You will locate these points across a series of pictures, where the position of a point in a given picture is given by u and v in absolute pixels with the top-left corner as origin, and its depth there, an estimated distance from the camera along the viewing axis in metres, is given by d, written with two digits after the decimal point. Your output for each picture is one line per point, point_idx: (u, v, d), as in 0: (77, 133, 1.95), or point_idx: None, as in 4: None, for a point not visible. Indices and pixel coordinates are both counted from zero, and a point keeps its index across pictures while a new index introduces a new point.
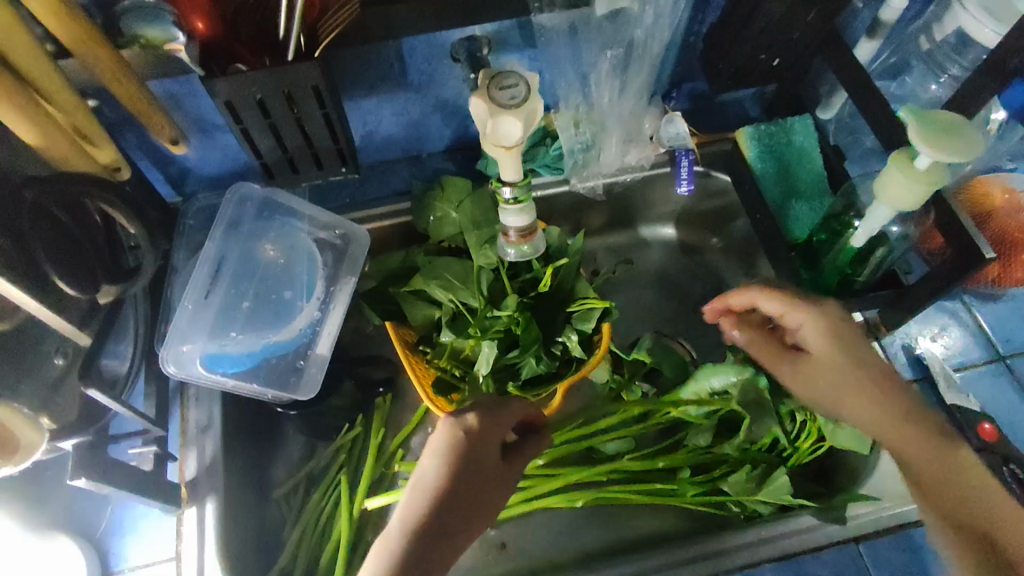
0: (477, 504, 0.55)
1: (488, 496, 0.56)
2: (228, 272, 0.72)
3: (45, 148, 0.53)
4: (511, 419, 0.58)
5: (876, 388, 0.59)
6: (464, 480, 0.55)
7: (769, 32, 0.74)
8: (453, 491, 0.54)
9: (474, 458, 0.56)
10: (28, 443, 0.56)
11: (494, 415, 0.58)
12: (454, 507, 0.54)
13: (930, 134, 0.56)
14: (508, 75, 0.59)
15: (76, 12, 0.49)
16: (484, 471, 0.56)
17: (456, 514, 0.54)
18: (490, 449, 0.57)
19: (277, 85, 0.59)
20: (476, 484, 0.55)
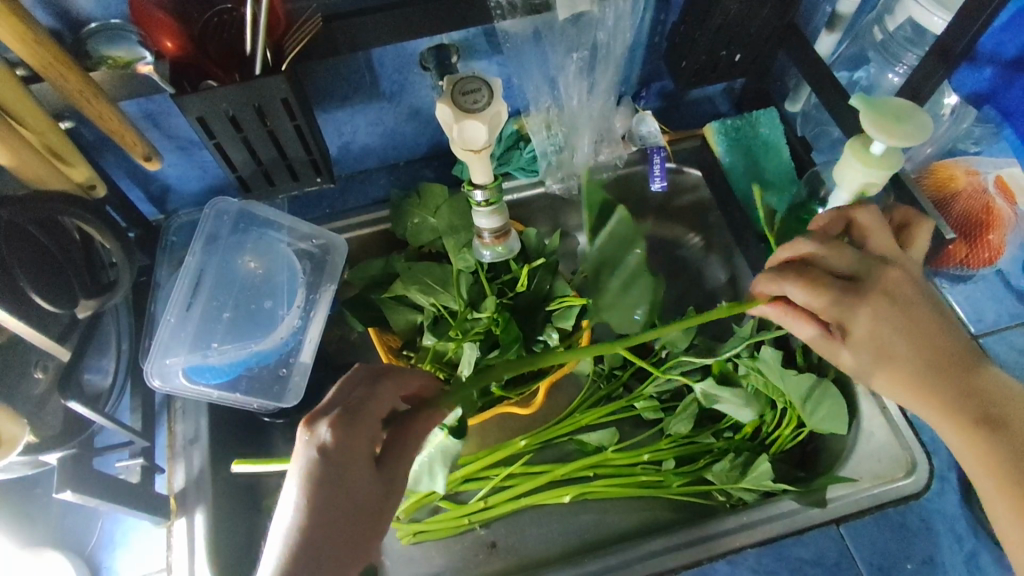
0: (354, 525, 0.50)
1: (361, 512, 0.51)
2: (209, 284, 0.73)
3: (20, 169, 0.54)
4: (373, 422, 0.53)
5: (917, 353, 0.56)
6: (326, 501, 0.49)
7: (729, 29, 0.76)
8: (316, 517, 0.49)
9: (334, 474, 0.50)
10: (11, 437, 0.55)
11: (352, 421, 0.52)
12: (323, 538, 0.49)
13: (880, 120, 0.59)
14: (471, 79, 0.60)
15: (42, 37, 0.51)
16: (349, 486, 0.50)
17: (327, 544, 0.49)
18: (353, 461, 0.51)
19: (246, 99, 0.60)
20: (341, 504, 0.50)
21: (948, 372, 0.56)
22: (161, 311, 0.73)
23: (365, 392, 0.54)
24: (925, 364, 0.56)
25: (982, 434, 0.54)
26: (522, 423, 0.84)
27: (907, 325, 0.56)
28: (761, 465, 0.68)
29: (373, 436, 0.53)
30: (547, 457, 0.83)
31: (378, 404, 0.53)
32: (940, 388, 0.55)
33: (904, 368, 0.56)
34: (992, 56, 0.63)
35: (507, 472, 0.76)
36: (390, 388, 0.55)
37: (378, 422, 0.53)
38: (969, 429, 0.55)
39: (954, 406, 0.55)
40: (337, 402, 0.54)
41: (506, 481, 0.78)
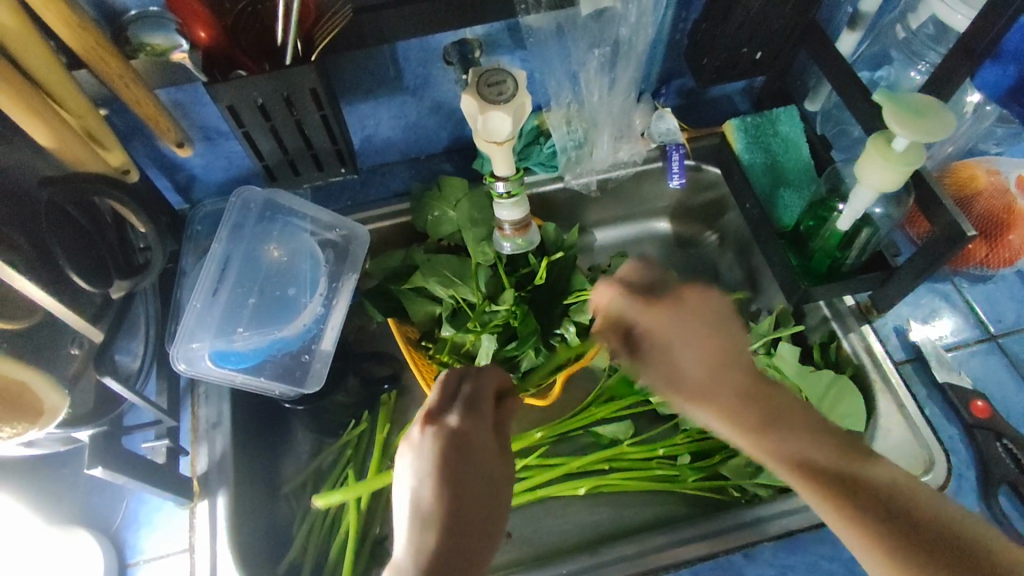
0: (486, 515, 0.46)
1: (495, 493, 0.48)
2: (235, 272, 0.74)
3: (60, 150, 0.56)
4: (489, 408, 0.52)
5: (690, 341, 0.50)
6: (460, 490, 0.47)
7: (751, 28, 0.76)
8: (457, 506, 0.46)
9: (470, 454, 0.49)
10: (52, 407, 0.57)
11: (475, 410, 0.51)
12: (464, 530, 0.45)
13: (903, 116, 0.59)
14: (495, 72, 0.61)
15: (88, 23, 0.52)
16: (481, 471, 0.48)
17: (467, 535, 0.45)
18: (478, 439, 0.50)
19: (276, 88, 0.61)
20: (477, 482, 0.47)
21: (776, 415, 0.47)
22: (186, 298, 0.74)
23: (471, 385, 0.53)
24: (809, 429, 0.46)
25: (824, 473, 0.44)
26: (540, 415, 0.85)
27: (717, 363, 0.49)
28: None
29: (489, 416, 0.52)
30: (557, 451, 0.84)
31: (488, 392, 0.53)
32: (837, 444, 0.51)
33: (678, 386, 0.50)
34: (1018, 53, 0.64)
35: (525, 462, 0.77)
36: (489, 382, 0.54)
37: (491, 409, 0.53)
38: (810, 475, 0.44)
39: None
40: (453, 394, 0.53)
41: (523, 472, 0.79)
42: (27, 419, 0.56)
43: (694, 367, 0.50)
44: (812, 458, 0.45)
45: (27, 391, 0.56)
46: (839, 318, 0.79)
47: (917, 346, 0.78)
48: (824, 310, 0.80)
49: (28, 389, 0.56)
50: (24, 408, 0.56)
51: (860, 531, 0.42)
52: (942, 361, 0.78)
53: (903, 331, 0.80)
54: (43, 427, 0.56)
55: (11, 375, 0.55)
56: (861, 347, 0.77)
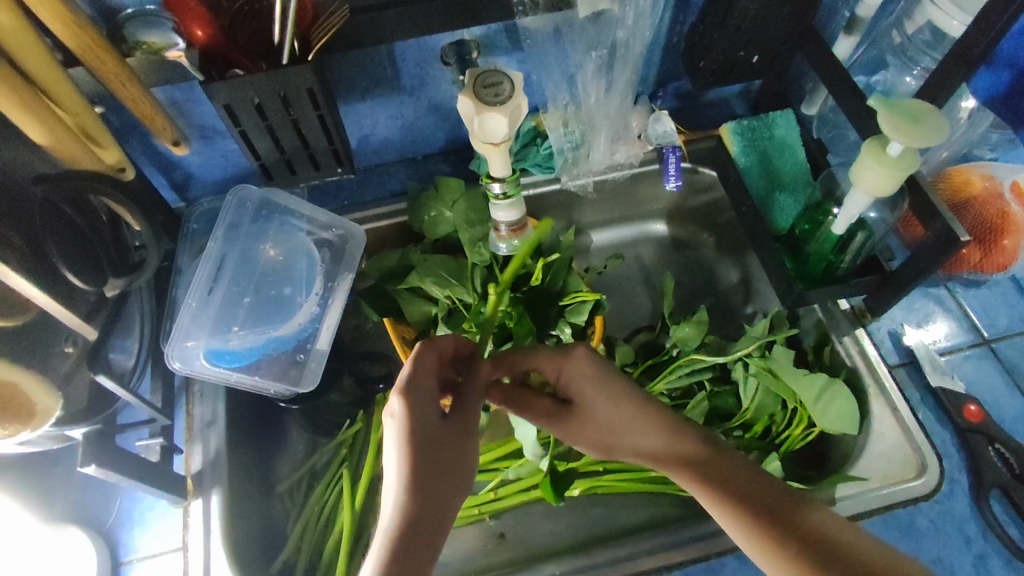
0: (452, 468, 0.49)
1: (457, 447, 0.50)
2: (231, 270, 0.75)
3: (55, 148, 0.56)
4: (433, 379, 0.52)
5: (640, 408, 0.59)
6: (417, 456, 0.47)
7: (748, 32, 0.76)
8: (420, 470, 0.47)
9: (437, 436, 0.49)
10: (44, 408, 0.58)
11: (421, 380, 0.51)
12: (430, 486, 0.47)
13: (897, 121, 0.59)
14: (492, 73, 0.62)
15: (84, 21, 0.52)
16: (434, 433, 0.49)
17: (435, 491, 0.47)
18: (435, 418, 0.50)
19: (272, 87, 0.61)
20: (441, 451, 0.49)
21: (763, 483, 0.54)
22: (182, 296, 0.74)
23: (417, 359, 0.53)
24: (732, 472, 0.54)
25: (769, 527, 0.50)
26: None
27: (648, 419, 0.58)
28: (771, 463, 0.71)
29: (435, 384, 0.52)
30: None
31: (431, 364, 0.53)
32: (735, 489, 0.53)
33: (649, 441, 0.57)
34: (1012, 58, 0.64)
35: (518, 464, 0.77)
36: (431, 354, 0.54)
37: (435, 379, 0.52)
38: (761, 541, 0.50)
39: (759, 507, 0.52)
40: (420, 376, 0.51)
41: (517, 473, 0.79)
42: (20, 420, 0.57)
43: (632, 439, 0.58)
44: (762, 506, 0.52)
45: (21, 393, 0.57)
46: (834, 322, 0.79)
47: (911, 349, 0.79)
48: (819, 313, 0.80)
49: (22, 392, 0.57)
50: (18, 410, 0.57)
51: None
52: (936, 366, 0.78)
53: (898, 335, 0.80)
54: (35, 428, 0.58)
55: (9, 378, 0.57)
56: (854, 351, 0.77)
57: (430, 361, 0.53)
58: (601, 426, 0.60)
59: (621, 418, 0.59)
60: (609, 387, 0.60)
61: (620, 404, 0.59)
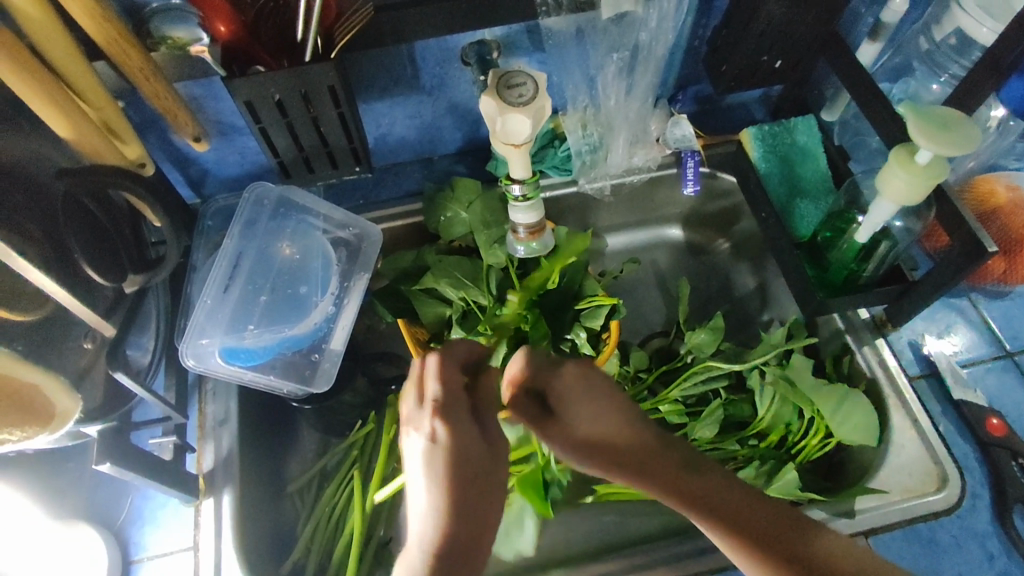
0: (490, 483, 0.46)
1: (491, 463, 0.47)
2: (246, 268, 0.74)
3: (78, 143, 0.55)
4: (460, 391, 0.50)
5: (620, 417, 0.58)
6: (455, 471, 0.45)
7: (773, 37, 0.76)
8: (456, 489, 0.45)
9: (474, 455, 0.47)
10: (63, 411, 0.56)
11: (448, 397, 0.49)
12: (471, 503, 0.45)
13: (929, 130, 0.58)
14: (515, 74, 0.61)
15: (111, 16, 0.52)
16: (466, 448, 0.47)
17: (474, 507, 0.44)
18: (467, 436, 0.47)
19: (294, 84, 0.61)
20: (477, 469, 0.46)
21: None
22: (197, 293, 0.74)
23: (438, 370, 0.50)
24: None
25: None
26: None
27: None
28: (787, 475, 0.68)
29: (465, 399, 0.50)
30: None
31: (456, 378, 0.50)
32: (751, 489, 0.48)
33: None
34: None
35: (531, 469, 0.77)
36: (458, 364, 0.52)
37: (461, 391, 0.50)
38: None
39: None
40: (449, 389, 0.49)
41: None
42: (39, 423, 0.55)
43: (618, 446, 0.58)
44: None
45: (42, 394, 0.55)
46: (854, 332, 0.78)
47: (932, 361, 0.78)
48: (838, 321, 0.79)
49: (43, 392, 0.55)
50: (39, 412, 0.55)
51: None
52: (957, 378, 0.77)
53: (918, 346, 0.79)
54: (56, 430, 0.56)
55: (27, 379, 0.54)
56: (874, 360, 0.76)
57: (457, 371, 0.51)
58: (585, 438, 0.59)
59: None
60: None
61: None
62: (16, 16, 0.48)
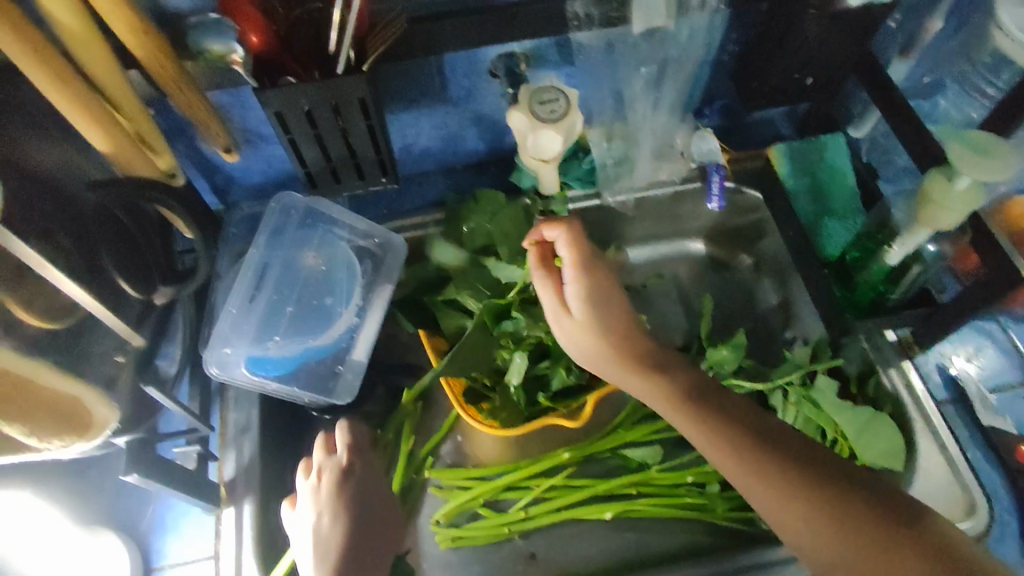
0: (378, 533, 0.64)
1: (381, 517, 0.66)
2: (271, 277, 0.74)
3: (112, 154, 0.56)
4: (360, 445, 0.69)
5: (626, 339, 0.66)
6: (357, 513, 0.64)
7: (805, 54, 0.75)
8: (351, 530, 0.63)
9: (361, 487, 0.66)
10: (101, 420, 0.59)
11: (358, 450, 0.68)
12: (357, 545, 0.62)
13: (964, 156, 0.58)
14: (547, 90, 0.60)
15: (151, 29, 0.52)
16: (367, 497, 0.66)
17: (363, 551, 0.62)
18: (369, 482, 0.67)
19: (326, 97, 0.61)
20: (371, 515, 0.65)
21: (753, 423, 0.60)
22: (221, 301, 0.74)
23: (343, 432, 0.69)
24: (726, 414, 0.61)
25: (760, 461, 0.57)
26: (568, 435, 0.83)
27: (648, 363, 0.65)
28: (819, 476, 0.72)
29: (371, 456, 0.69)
30: (581, 471, 0.82)
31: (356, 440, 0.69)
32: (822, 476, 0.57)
33: (641, 372, 0.65)
34: None
35: (551, 483, 0.76)
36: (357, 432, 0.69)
37: (362, 445, 0.69)
38: (760, 472, 0.57)
39: (748, 436, 0.59)
40: (355, 443, 0.68)
41: (548, 492, 0.78)
42: (79, 431, 0.59)
43: (633, 381, 0.65)
44: (756, 446, 0.59)
45: (81, 406, 0.58)
46: (879, 353, 0.76)
47: (960, 385, 0.77)
48: (865, 344, 0.76)
49: (82, 406, 0.58)
50: (77, 422, 0.59)
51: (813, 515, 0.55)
52: (985, 404, 0.76)
53: (946, 369, 0.78)
54: (91, 439, 0.60)
55: (66, 392, 0.57)
56: (901, 384, 0.74)
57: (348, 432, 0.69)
58: (590, 345, 0.66)
59: (623, 368, 0.65)
60: (611, 307, 0.67)
61: (608, 333, 0.66)
62: (59, 31, 0.48)
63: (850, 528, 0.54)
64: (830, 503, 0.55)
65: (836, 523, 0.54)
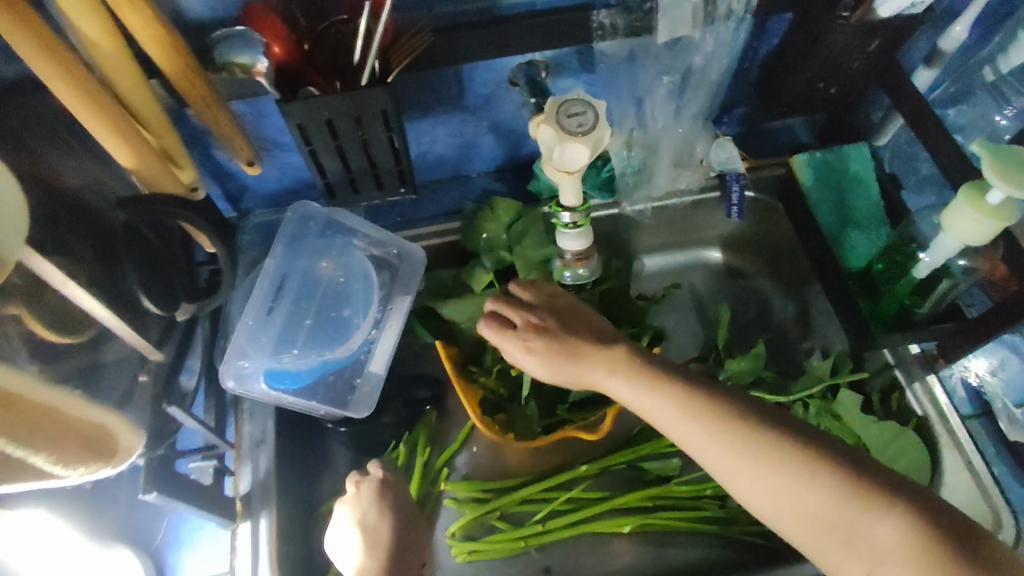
0: (414, 540, 0.69)
1: (412, 529, 0.70)
2: (287, 288, 0.73)
3: (140, 171, 0.55)
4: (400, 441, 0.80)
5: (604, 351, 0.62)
6: (397, 524, 0.68)
7: (830, 64, 0.74)
8: (395, 531, 0.68)
9: (399, 498, 0.70)
10: (126, 447, 0.58)
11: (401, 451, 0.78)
12: (402, 549, 0.67)
13: (1004, 170, 0.56)
14: (574, 101, 0.59)
15: (179, 43, 0.51)
16: (405, 503, 0.71)
17: (408, 553, 0.67)
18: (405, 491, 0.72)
19: (348, 108, 0.59)
20: (409, 518, 0.70)
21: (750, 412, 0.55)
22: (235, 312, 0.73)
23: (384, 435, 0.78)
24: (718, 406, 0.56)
25: (767, 457, 0.52)
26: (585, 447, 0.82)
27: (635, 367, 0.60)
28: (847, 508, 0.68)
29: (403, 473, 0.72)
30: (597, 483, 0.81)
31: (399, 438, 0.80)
32: (812, 453, 0.51)
33: (632, 375, 0.60)
34: None
35: (570, 496, 0.75)
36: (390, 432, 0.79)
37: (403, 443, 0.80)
38: (765, 467, 0.52)
39: (747, 430, 0.54)
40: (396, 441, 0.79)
41: (566, 505, 0.76)
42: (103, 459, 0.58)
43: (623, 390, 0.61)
44: (752, 438, 0.53)
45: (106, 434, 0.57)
46: (904, 367, 0.76)
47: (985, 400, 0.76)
48: (887, 356, 0.77)
49: (108, 432, 0.57)
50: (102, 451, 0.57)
51: (824, 511, 0.50)
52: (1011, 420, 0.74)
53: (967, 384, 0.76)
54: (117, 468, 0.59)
55: (92, 420, 0.56)
56: (925, 398, 0.74)
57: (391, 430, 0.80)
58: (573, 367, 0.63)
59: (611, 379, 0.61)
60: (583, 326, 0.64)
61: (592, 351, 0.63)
62: (89, 47, 0.47)
63: (868, 516, 0.48)
64: (845, 486, 0.49)
65: (853, 513, 0.48)
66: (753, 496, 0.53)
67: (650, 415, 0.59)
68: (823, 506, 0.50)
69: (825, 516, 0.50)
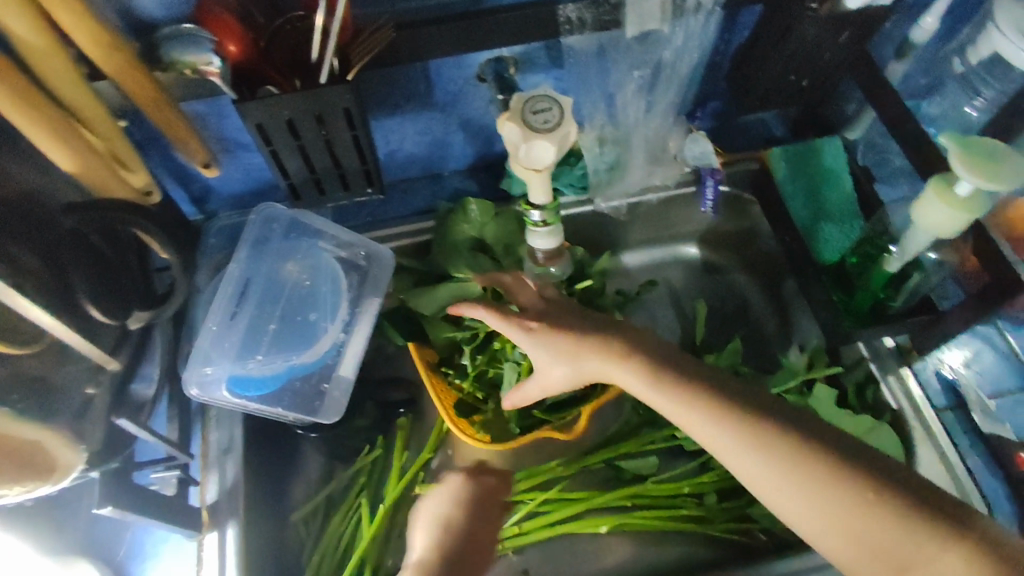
0: None
1: None
2: (252, 292, 0.71)
3: (83, 175, 0.53)
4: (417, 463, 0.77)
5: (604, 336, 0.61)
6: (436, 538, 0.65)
7: (800, 57, 0.73)
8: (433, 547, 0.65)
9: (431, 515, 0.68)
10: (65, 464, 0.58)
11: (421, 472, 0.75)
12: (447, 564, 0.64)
13: (970, 164, 0.56)
14: (540, 98, 0.58)
15: (121, 43, 0.49)
16: None
17: None
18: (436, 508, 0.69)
19: (307, 106, 0.58)
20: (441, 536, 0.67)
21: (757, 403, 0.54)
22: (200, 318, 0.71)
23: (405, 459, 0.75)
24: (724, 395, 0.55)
25: (778, 447, 0.51)
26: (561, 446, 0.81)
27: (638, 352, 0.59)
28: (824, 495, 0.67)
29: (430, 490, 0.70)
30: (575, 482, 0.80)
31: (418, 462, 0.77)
32: (822, 455, 0.51)
33: (634, 363, 0.59)
34: None
35: (544, 498, 0.74)
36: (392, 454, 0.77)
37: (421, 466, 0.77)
38: (776, 459, 0.51)
39: (759, 418, 0.53)
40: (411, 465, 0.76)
41: (541, 506, 0.76)
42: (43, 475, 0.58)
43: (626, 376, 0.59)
44: (766, 426, 0.53)
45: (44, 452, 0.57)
46: (878, 360, 0.76)
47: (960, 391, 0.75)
48: (862, 349, 0.77)
49: (45, 450, 0.57)
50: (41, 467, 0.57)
51: (838, 502, 0.49)
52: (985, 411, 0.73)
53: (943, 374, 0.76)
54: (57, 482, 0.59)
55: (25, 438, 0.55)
56: (900, 392, 0.74)
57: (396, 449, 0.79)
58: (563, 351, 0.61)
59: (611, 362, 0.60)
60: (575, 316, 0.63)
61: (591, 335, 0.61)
62: (21, 48, 0.46)
63: (879, 504, 0.48)
64: (854, 478, 0.50)
65: (866, 506, 0.49)
66: (763, 488, 0.52)
67: (653, 404, 0.57)
68: (835, 493, 0.50)
69: (837, 504, 0.49)
